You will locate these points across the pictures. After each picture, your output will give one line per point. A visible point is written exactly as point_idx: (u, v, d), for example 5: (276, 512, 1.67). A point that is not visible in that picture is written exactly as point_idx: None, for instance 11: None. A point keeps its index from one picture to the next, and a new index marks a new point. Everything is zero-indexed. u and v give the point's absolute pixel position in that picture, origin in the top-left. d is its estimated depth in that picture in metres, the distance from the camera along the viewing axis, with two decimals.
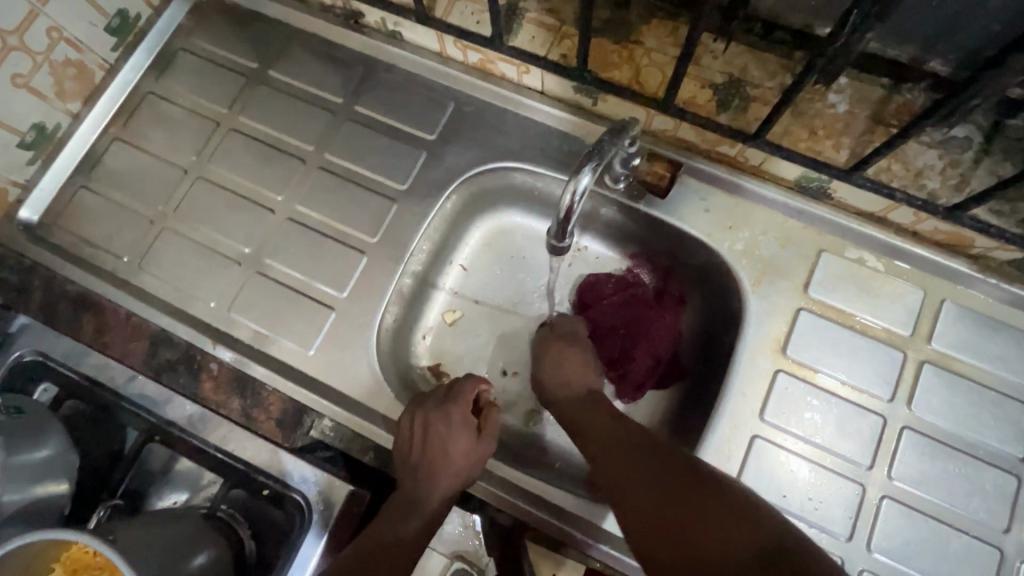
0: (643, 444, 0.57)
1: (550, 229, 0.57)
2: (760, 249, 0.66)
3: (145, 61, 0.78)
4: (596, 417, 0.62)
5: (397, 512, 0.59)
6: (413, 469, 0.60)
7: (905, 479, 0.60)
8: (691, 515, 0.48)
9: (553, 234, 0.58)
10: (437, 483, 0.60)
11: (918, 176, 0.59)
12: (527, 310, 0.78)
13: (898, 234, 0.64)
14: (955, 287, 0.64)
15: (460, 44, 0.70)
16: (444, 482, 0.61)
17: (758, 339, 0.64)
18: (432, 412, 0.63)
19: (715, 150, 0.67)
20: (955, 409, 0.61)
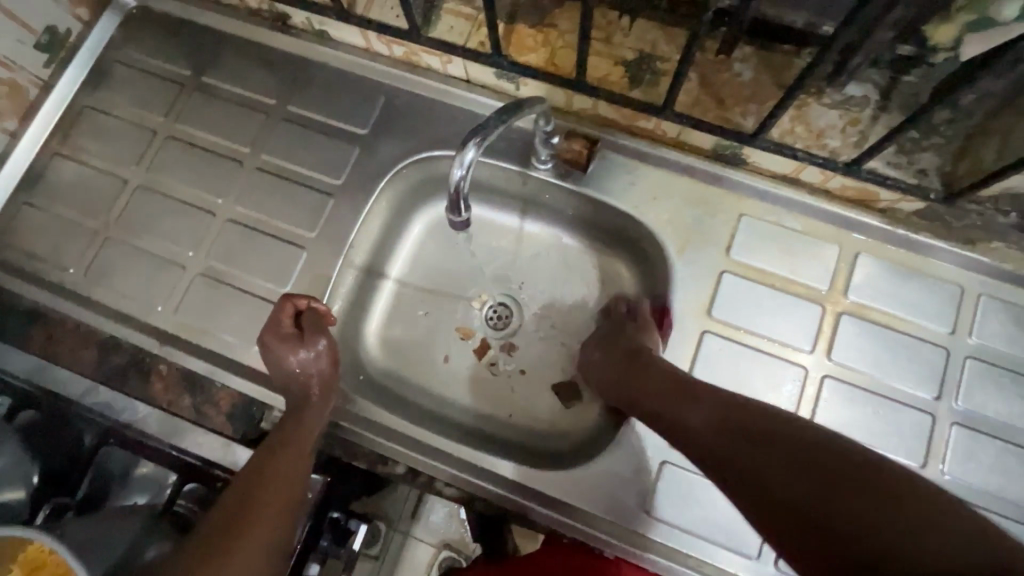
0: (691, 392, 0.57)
1: (444, 207, 0.57)
2: (684, 218, 0.68)
3: (80, 75, 0.79)
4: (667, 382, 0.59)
5: (270, 466, 0.59)
6: (284, 424, 0.63)
7: (828, 425, 0.63)
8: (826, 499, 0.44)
9: (450, 211, 0.58)
10: (308, 437, 0.63)
11: (820, 136, 0.61)
12: (476, 297, 0.79)
13: (811, 193, 0.67)
14: (868, 240, 0.67)
15: (383, 39, 0.72)
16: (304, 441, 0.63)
17: (683, 302, 0.66)
18: (274, 344, 0.64)
19: (635, 125, 0.69)
20: (873, 356, 0.64)
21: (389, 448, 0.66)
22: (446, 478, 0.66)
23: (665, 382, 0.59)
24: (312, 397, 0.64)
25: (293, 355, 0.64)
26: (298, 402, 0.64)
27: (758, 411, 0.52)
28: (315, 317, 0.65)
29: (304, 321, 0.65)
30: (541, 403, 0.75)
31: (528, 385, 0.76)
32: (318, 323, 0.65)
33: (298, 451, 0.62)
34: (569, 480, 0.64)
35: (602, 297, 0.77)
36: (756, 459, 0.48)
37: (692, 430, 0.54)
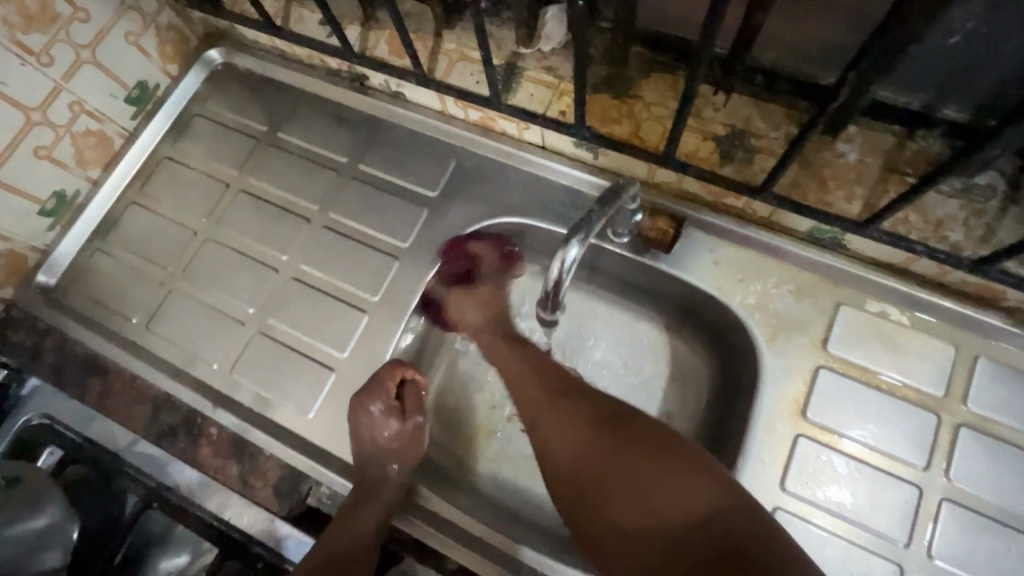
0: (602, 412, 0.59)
1: (537, 302, 0.57)
2: (775, 304, 0.63)
3: (162, 127, 0.81)
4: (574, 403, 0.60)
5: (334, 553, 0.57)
6: (357, 502, 0.60)
7: (949, 559, 0.54)
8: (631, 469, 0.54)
9: (542, 305, 0.59)
10: (374, 528, 0.59)
11: (939, 228, 0.55)
12: None
13: (923, 286, 0.60)
14: (988, 342, 0.59)
15: (460, 103, 0.70)
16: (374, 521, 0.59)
17: (774, 399, 0.60)
18: (358, 399, 0.63)
19: (722, 202, 0.64)
20: (1000, 478, 0.55)
21: (443, 538, 0.61)
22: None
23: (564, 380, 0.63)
24: (386, 476, 0.61)
25: (367, 418, 0.63)
26: (376, 481, 0.61)
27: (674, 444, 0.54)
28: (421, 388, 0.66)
29: (404, 395, 0.66)
30: None
31: None
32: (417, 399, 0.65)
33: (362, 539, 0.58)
34: None
35: (673, 379, 0.71)
36: (606, 486, 0.54)
37: (572, 409, 0.60)
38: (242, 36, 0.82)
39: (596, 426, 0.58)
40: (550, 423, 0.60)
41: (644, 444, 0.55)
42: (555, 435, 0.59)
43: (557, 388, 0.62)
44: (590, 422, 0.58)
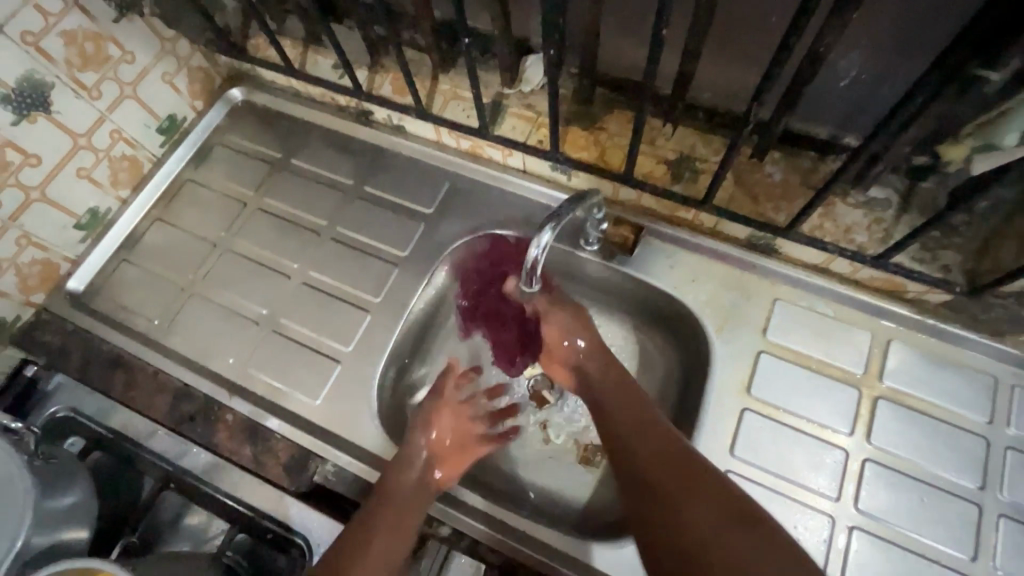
0: (689, 466, 0.58)
1: (519, 276, 0.65)
2: (722, 300, 0.74)
3: (186, 154, 0.92)
4: (655, 452, 0.60)
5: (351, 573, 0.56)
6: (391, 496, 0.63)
7: (873, 510, 0.63)
8: (709, 529, 0.53)
9: (523, 279, 0.67)
10: (408, 523, 0.62)
11: (848, 232, 0.67)
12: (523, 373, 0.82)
13: (842, 282, 0.72)
14: (898, 328, 0.70)
15: (454, 134, 0.83)
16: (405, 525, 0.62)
17: (724, 380, 0.70)
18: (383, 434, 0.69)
19: (675, 215, 0.76)
20: (914, 441, 0.65)
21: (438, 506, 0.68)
22: (489, 541, 0.66)
23: (655, 451, 0.60)
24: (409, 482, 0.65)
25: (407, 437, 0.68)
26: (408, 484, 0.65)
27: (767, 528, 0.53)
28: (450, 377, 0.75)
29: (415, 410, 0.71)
30: (580, 476, 0.76)
31: (569, 455, 0.78)
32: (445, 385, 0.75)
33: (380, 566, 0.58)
34: (611, 552, 0.64)
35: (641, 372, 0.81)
36: (676, 529, 0.54)
37: (689, 506, 0.55)
38: (261, 77, 0.93)
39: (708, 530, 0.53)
40: (633, 453, 0.61)
41: (724, 521, 0.53)
42: (675, 542, 0.54)
43: (638, 425, 0.63)
44: (672, 473, 0.58)
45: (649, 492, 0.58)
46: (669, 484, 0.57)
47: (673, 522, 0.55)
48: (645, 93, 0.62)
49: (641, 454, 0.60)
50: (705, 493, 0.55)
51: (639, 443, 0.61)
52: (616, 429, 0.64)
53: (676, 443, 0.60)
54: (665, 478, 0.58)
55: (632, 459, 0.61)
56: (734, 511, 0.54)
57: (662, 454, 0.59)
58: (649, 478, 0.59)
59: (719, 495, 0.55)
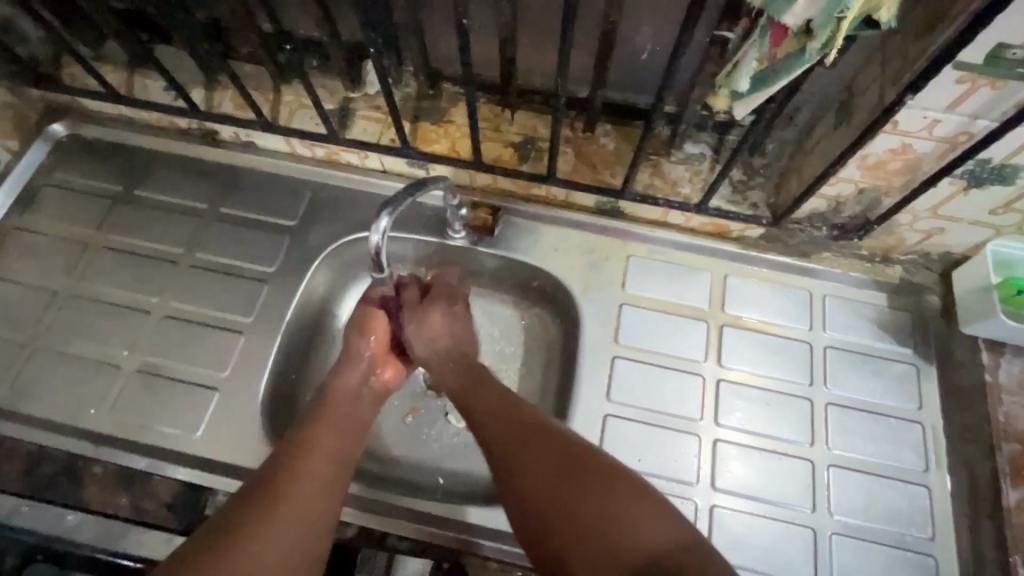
0: (533, 424, 0.60)
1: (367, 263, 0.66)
2: (583, 264, 0.80)
3: (8, 201, 0.83)
4: (500, 408, 0.62)
5: (289, 479, 0.55)
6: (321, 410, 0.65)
7: (730, 422, 0.72)
8: (552, 466, 0.56)
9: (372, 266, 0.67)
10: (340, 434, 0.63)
11: (675, 186, 0.76)
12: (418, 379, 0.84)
13: (680, 232, 0.81)
14: (732, 264, 0.80)
15: (306, 143, 0.82)
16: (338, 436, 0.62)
17: (595, 335, 0.76)
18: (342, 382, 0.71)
19: (530, 193, 0.82)
20: (755, 357, 0.75)
21: (343, 509, 0.68)
22: (398, 530, 0.67)
23: (496, 405, 0.63)
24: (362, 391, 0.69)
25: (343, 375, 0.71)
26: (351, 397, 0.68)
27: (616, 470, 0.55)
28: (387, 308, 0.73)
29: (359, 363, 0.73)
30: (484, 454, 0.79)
31: (469, 436, 0.81)
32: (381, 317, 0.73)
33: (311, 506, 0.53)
34: None
35: (527, 345, 0.84)
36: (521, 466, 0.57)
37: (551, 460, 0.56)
38: (85, 108, 0.87)
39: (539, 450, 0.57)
40: (483, 412, 0.63)
41: (569, 464, 0.55)
42: (513, 484, 0.56)
43: (483, 390, 0.65)
44: (521, 426, 0.60)
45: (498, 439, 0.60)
46: (513, 432, 0.59)
47: (521, 460, 0.57)
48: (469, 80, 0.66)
49: (490, 413, 0.62)
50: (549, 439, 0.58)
51: (488, 405, 0.63)
52: (467, 396, 0.66)
53: (505, 396, 0.64)
54: (513, 429, 0.60)
55: (481, 416, 0.63)
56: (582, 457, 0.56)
57: (508, 412, 0.62)
58: (499, 429, 0.60)
59: (564, 442, 0.58)
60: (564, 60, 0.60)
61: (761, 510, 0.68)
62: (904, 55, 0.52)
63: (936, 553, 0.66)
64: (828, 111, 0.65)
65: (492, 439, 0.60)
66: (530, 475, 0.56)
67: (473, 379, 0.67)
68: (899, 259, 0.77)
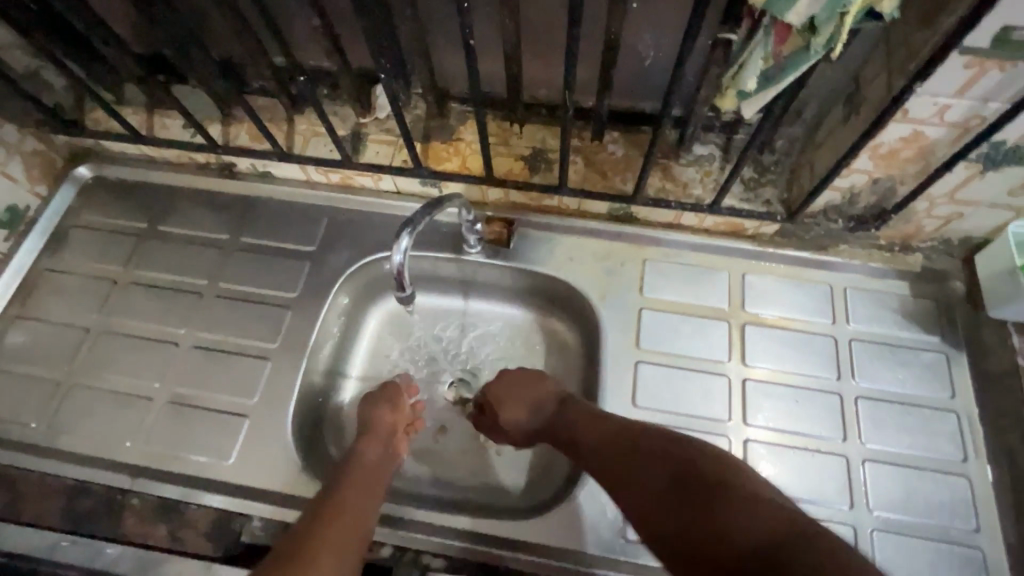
0: (627, 441, 0.58)
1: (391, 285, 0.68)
2: (599, 271, 0.80)
3: (38, 244, 0.86)
4: (590, 425, 0.62)
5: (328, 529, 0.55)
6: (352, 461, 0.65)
7: (759, 422, 0.71)
8: (657, 472, 0.54)
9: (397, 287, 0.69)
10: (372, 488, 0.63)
11: (686, 188, 0.76)
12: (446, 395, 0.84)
13: (694, 233, 0.81)
14: (750, 262, 0.80)
15: (321, 170, 0.84)
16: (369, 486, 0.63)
17: (617, 341, 0.76)
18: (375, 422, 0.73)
19: (543, 204, 0.83)
20: (779, 354, 0.75)
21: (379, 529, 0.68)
22: (431, 548, 0.67)
23: (586, 424, 0.63)
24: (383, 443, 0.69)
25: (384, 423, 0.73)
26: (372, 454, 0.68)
27: (713, 461, 0.52)
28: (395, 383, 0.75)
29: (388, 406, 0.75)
30: (513, 466, 0.79)
31: (497, 449, 0.81)
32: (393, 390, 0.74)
33: (359, 523, 0.57)
34: (547, 524, 0.67)
35: (549, 355, 0.85)
36: (629, 479, 0.55)
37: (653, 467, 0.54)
38: (108, 150, 0.90)
39: (633, 458, 0.56)
40: (574, 430, 0.63)
41: (669, 465, 0.53)
42: (625, 495, 0.55)
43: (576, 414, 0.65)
44: (617, 443, 0.58)
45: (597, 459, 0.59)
46: (610, 451, 0.58)
47: (626, 478, 0.55)
48: (477, 96, 0.67)
49: (584, 435, 0.62)
50: (647, 451, 0.56)
51: (576, 427, 0.63)
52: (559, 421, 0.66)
53: (595, 413, 0.63)
54: (611, 446, 0.59)
55: (577, 433, 0.63)
56: (678, 456, 0.53)
57: (602, 431, 0.61)
58: (598, 448, 0.60)
59: (662, 447, 0.56)
60: (571, 71, 0.61)
61: (798, 510, 0.67)
62: (909, 43, 0.52)
63: (983, 545, 0.65)
64: (836, 103, 0.65)
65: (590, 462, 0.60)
66: (636, 483, 0.54)
67: (564, 401, 0.67)
68: (918, 246, 0.76)
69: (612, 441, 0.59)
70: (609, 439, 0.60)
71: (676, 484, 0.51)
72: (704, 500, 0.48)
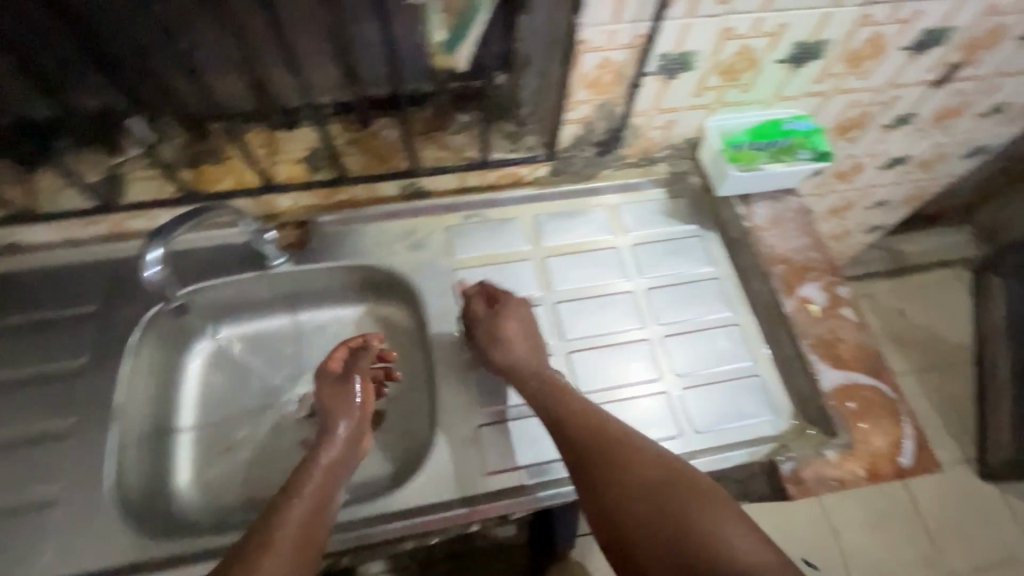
0: (615, 454, 0.63)
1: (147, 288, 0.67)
2: (406, 248, 0.85)
3: None
4: (582, 421, 0.65)
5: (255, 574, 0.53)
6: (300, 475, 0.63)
7: (575, 334, 0.80)
8: (659, 495, 0.60)
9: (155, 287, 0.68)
10: (310, 508, 0.60)
11: (460, 152, 0.83)
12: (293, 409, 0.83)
13: (484, 192, 0.89)
14: (536, 205, 0.90)
15: (84, 223, 0.78)
16: (313, 505, 0.60)
17: (437, 305, 0.82)
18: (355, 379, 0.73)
19: (336, 198, 0.84)
20: (579, 275, 0.85)
21: None
22: None
23: (594, 431, 0.64)
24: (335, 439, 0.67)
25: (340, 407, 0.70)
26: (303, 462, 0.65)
27: (692, 482, 0.60)
28: (361, 351, 0.75)
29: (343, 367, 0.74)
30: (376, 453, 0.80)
31: None
32: (362, 361, 0.74)
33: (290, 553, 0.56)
34: (411, 487, 0.69)
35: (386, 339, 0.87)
36: (636, 483, 0.61)
37: (655, 482, 0.61)
38: None
39: (629, 481, 0.61)
40: (580, 430, 0.64)
41: (677, 476, 0.61)
42: (628, 487, 0.61)
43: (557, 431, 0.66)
44: (619, 455, 0.63)
45: (606, 477, 0.62)
46: (632, 459, 0.62)
47: (647, 486, 0.60)
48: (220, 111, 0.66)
49: (585, 433, 0.64)
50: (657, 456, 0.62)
51: (586, 432, 0.64)
52: (552, 418, 0.66)
53: (592, 415, 0.66)
54: (617, 452, 0.63)
55: (577, 434, 0.64)
56: (678, 480, 0.60)
57: (606, 442, 0.64)
58: (619, 451, 0.63)
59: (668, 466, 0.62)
60: None
61: (623, 394, 0.76)
62: None
63: (759, 371, 0.78)
64: None
65: (589, 475, 0.63)
66: (656, 500, 0.60)
67: (558, 390, 0.68)
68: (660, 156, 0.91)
69: (591, 457, 0.63)
70: (627, 444, 0.63)
71: (657, 511, 0.59)
72: (685, 538, 0.57)
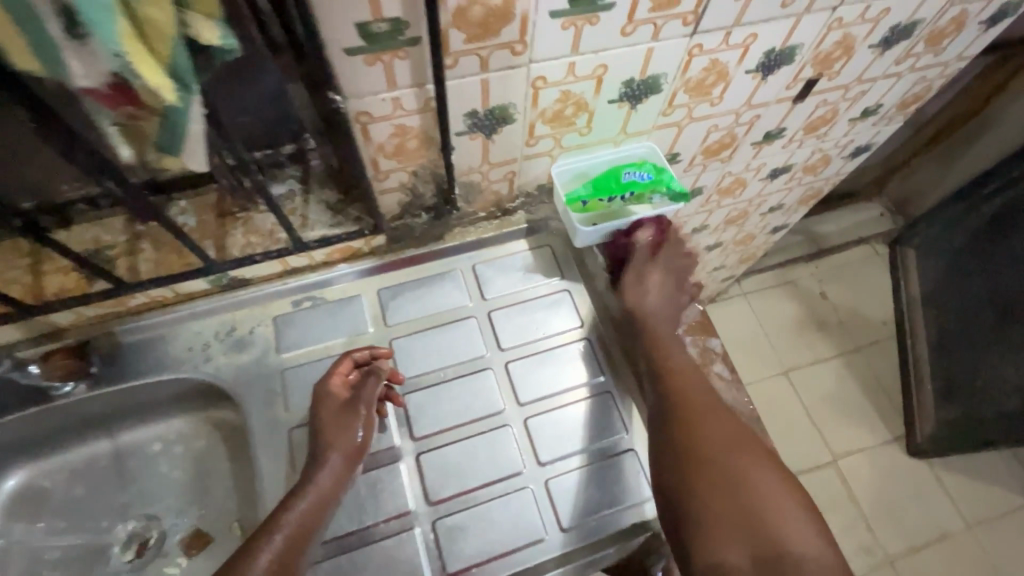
0: (722, 439, 0.59)
1: None
2: (225, 349, 0.73)
3: None
4: (717, 410, 0.61)
5: None
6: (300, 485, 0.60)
7: (427, 430, 0.70)
8: (754, 480, 0.55)
9: None
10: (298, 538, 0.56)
11: (273, 233, 0.72)
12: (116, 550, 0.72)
13: (315, 270, 0.77)
14: (379, 278, 0.79)
15: None
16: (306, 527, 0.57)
17: (263, 416, 0.70)
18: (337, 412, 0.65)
19: (132, 304, 0.71)
20: (430, 355, 0.74)
21: None
22: None
23: (706, 406, 0.62)
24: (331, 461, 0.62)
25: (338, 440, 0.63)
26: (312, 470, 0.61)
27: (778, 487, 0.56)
28: (368, 376, 0.68)
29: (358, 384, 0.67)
30: None
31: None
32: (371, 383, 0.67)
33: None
34: None
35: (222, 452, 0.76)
36: (739, 470, 0.56)
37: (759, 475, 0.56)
38: None
39: (723, 465, 0.56)
40: (704, 408, 0.62)
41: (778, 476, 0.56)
42: (727, 465, 0.56)
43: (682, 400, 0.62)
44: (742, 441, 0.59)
45: (711, 445, 0.58)
46: (734, 444, 0.58)
47: (741, 459, 0.57)
48: None
49: (710, 421, 0.60)
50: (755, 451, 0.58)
51: (708, 417, 0.61)
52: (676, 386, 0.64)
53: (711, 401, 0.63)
54: (729, 431, 0.59)
55: (704, 419, 0.60)
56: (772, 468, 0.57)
57: (712, 423, 0.60)
58: (718, 431, 0.59)
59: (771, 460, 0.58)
60: None
61: (484, 496, 0.67)
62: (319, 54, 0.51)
63: (636, 446, 0.70)
64: None
65: (695, 451, 0.58)
66: (751, 480, 0.55)
67: (689, 370, 0.66)
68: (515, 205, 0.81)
69: (711, 428, 0.60)
70: (725, 429, 0.60)
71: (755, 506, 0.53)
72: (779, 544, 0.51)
